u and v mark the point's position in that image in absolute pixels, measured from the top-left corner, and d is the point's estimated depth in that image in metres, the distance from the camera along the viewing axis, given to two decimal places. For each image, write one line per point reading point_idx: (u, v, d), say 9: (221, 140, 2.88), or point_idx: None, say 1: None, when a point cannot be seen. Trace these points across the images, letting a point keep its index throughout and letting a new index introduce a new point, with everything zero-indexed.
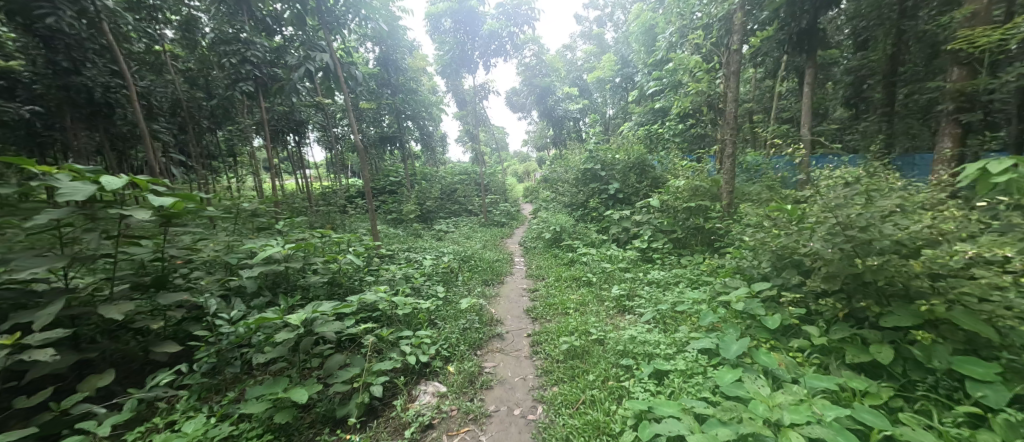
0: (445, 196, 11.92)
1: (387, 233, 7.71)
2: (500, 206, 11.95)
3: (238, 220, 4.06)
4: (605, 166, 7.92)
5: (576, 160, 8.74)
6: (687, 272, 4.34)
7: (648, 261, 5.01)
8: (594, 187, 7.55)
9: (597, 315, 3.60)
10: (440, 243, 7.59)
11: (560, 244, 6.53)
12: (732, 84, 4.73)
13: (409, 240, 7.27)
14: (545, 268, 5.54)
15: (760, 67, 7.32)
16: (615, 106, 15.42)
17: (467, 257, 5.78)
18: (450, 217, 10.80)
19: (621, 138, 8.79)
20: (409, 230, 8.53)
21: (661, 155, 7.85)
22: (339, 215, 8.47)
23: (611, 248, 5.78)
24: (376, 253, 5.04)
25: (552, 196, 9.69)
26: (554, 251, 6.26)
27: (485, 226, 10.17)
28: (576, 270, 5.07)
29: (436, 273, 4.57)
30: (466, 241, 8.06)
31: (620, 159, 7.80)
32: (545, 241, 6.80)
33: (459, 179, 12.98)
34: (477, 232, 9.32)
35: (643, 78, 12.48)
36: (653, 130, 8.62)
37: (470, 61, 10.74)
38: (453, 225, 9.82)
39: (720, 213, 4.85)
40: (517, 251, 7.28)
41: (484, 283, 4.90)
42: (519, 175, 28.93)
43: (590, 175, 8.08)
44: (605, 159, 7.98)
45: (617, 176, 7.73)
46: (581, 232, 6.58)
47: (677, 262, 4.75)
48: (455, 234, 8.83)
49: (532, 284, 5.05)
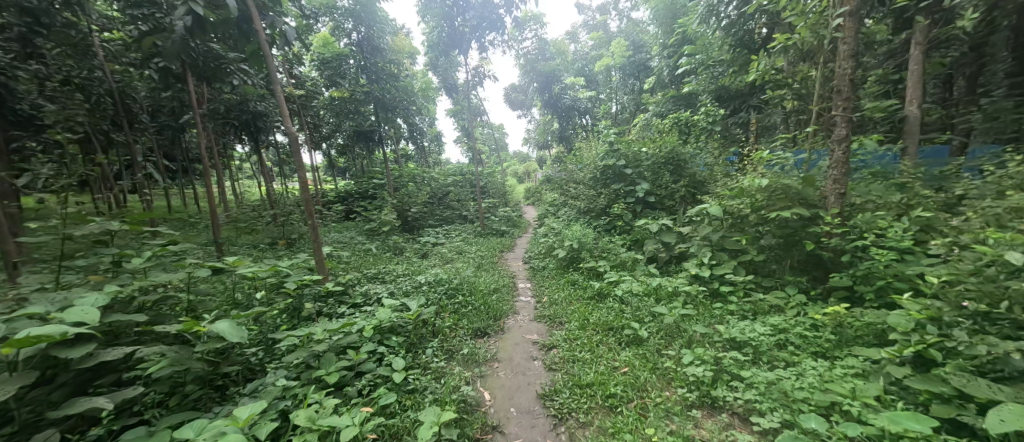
0: (435, 200, 10.35)
1: (357, 252, 6.12)
2: (499, 211, 10.37)
3: (64, 255, 2.46)
4: (631, 163, 6.29)
5: (591, 155, 7.08)
6: (795, 325, 2.74)
7: (718, 298, 3.39)
8: (617, 189, 5.92)
9: (676, 426, 1.99)
10: (422, 263, 5.92)
11: (578, 264, 4.93)
12: (851, 29, 3.07)
13: (382, 260, 5.65)
14: (564, 306, 3.91)
15: (896, 32, 5.05)
16: (626, 97, 13.66)
17: (454, 289, 4.13)
18: (440, 225, 9.22)
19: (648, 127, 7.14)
20: (387, 245, 6.89)
21: (699, 148, 6.26)
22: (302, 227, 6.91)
23: (655, 275, 4.16)
24: (313, 292, 3.41)
25: (562, 200, 8.05)
26: (572, 276, 4.63)
27: (482, 236, 8.57)
28: (611, 313, 3.44)
29: (398, 328, 2.94)
30: (458, 259, 6.42)
31: (650, 154, 6.21)
32: (559, 261, 5.20)
33: (452, 181, 11.43)
34: (473, 244, 7.70)
35: (662, 63, 10.81)
36: (685, 118, 7.01)
37: (461, 39, 9.10)
38: (444, 236, 8.23)
39: (826, 227, 3.23)
40: (520, 272, 5.66)
41: (472, 337, 3.27)
42: (519, 176, 27.27)
43: (611, 174, 6.42)
44: (631, 154, 6.34)
45: (647, 175, 6.12)
46: (607, 248, 4.95)
47: (765, 302, 3.14)
48: (445, 248, 7.22)
49: (545, 333, 3.44)
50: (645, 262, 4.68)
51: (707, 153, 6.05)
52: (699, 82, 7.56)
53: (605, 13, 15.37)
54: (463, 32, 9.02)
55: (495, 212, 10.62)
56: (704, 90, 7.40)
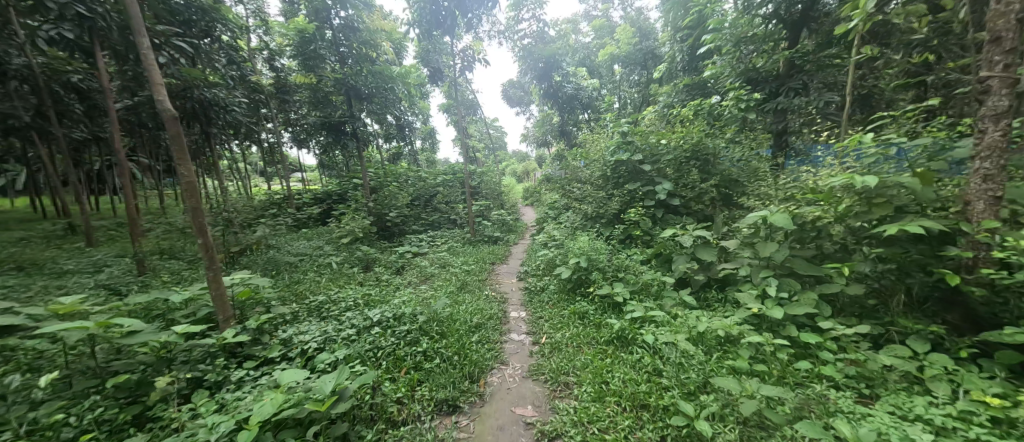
0: (421, 202, 9.25)
1: (314, 269, 5.01)
2: (493, 214, 9.26)
3: None
4: (649, 158, 5.18)
5: (598, 149, 5.96)
6: (962, 424, 1.64)
7: (802, 354, 2.29)
8: (632, 189, 4.81)
9: None
10: (392, 284, 4.80)
11: (586, 286, 3.83)
12: None
13: (342, 279, 4.55)
14: (572, 355, 2.80)
15: None
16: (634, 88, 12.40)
17: (421, 330, 2.99)
18: (425, 230, 8.12)
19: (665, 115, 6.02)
20: (355, 259, 5.77)
21: (730, 139, 5.17)
22: (254, 236, 5.80)
23: (694, 310, 3.06)
24: (202, 347, 2.31)
25: (564, 203, 6.94)
26: (581, 306, 3.51)
27: (472, 244, 7.45)
28: (644, 377, 2.33)
29: (307, 422, 1.82)
30: (439, 275, 5.31)
31: (672, 148, 5.10)
32: (561, 283, 4.08)
33: (441, 181, 10.29)
34: (461, 254, 6.60)
35: (675, 50, 9.71)
36: (709, 104, 5.91)
37: (446, 15, 7.90)
38: (427, 245, 7.13)
39: (974, 251, 2.12)
40: (512, 294, 4.56)
41: (432, 421, 2.16)
42: (518, 175, 26.12)
43: (624, 171, 5.30)
44: (648, 148, 5.22)
45: (668, 173, 5.01)
46: (625, 266, 3.84)
47: (886, 367, 2.04)
48: (426, 261, 6.10)
49: (545, 409, 2.32)
50: (675, 287, 3.57)
51: (742, 145, 4.95)
52: (723, 63, 6.45)
53: (608, 1, 14.26)
54: (448, 7, 7.84)
55: (488, 215, 9.50)
56: (728, 71, 6.30)
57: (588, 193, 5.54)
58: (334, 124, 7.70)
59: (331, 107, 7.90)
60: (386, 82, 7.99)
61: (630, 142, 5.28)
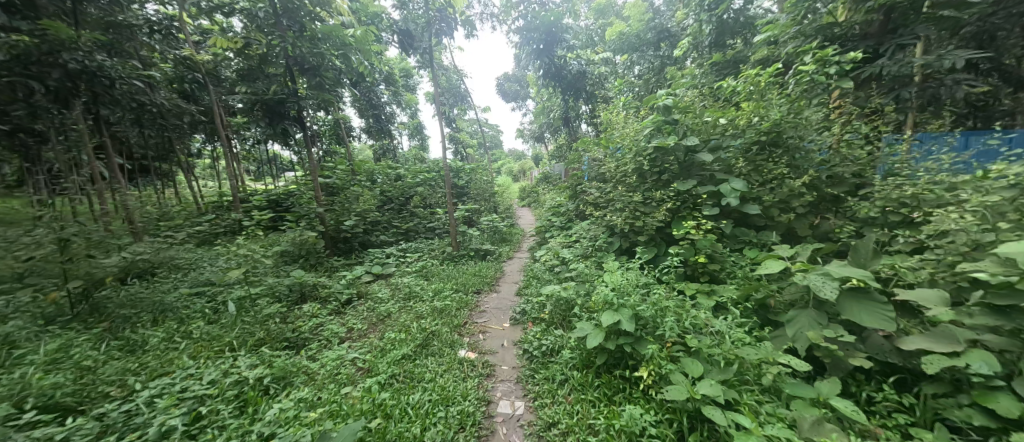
0: (394, 207, 7.57)
1: (197, 317, 3.25)
2: (483, 220, 7.59)
3: None
4: (705, 144, 3.45)
5: (622, 133, 4.26)
6: None
7: None
8: (686, 192, 3.12)
9: None
10: (312, 345, 3.05)
11: (630, 362, 2.20)
12: None
13: (223, 339, 2.80)
14: None
15: None
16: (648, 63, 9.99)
17: None
18: (394, 243, 6.45)
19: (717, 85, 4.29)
20: (278, 293, 4.04)
21: (823, 117, 3.51)
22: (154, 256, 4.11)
23: None
24: None
25: (572, 208, 5.30)
26: (628, 415, 1.86)
27: (454, 261, 5.79)
28: None
29: None
30: (396, 319, 3.61)
31: (741, 130, 3.43)
32: (583, 350, 2.44)
33: (421, 180, 8.56)
34: (436, 277, 4.92)
35: (699, 22, 8.10)
36: (776, 72, 4.26)
37: None
38: (394, 264, 5.45)
39: None
40: (503, 356, 2.90)
41: None
42: (514, 174, 24.71)
43: (667, 165, 3.48)
44: (701, 131, 3.54)
45: (734, 166, 3.34)
46: (698, 329, 2.19)
47: None
48: (385, 290, 4.42)
49: None
50: (799, 374, 1.96)
51: (842, 126, 3.34)
52: (792, 18, 4.75)
53: None
54: None
55: (476, 221, 7.84)
56: (798, 28, 4.62)
57: (608, 195, 3.85)
58: (273, 105, 5.61)
59: (264, 82, 5.64)
60: (340, 48, 5.64)
61: (674, 123, 3.53)
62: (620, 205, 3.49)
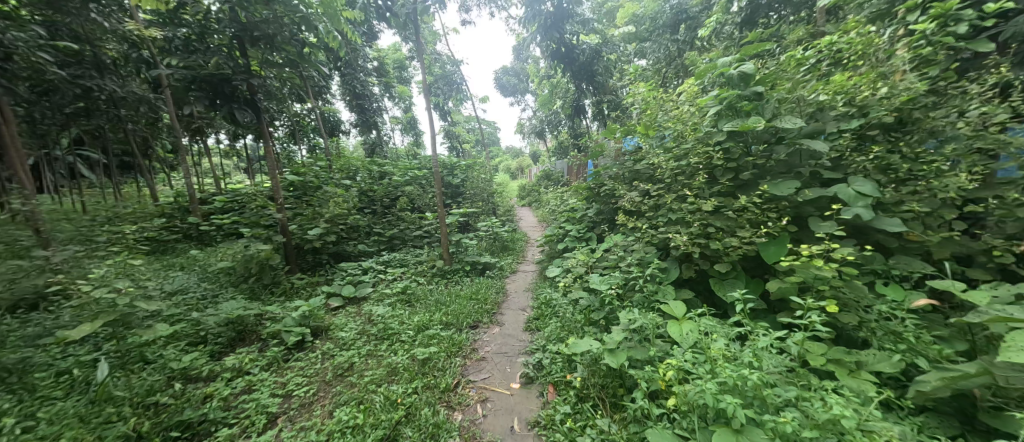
0: (376, 210, 6.49)
1: (52, 387, 2.23)
2: (480, 225, 6.49)
3: None
4: (803, 129, 2.40)
5: (669, 117, 3.21)
6: None
7: None
8: (789, 201, 2.08)
9: None
10: (217, 436, 2.03)
11: None
12: None
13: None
14: None
15: None
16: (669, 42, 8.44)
17: None
18: (373, 255, 5.38)
19: (793, 53, 3.21)
20: (196, 334, 3.01)
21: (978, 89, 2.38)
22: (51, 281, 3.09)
23: None
24: None
25: (593, 214, 4.25)
26: None
27: (444, 279, 4.72)
28: None
29: None
30: (356, 381, 2.52)
31: (856, 109, 2.37)
32: None
33: (409, 178, 7.44)
34: (421, 304, 3.85)
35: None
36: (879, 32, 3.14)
37: None
38: (370, 284, 4.39)
39: None
40: None
41: None
42: (513, 172, 23.68)
43: (748, 160, 2.43)
44: (793, 112, 2.49)
45: (847, 162, 2.30)
46: None
47: None
48: (352, 326, 3.34)
49: None
50: None
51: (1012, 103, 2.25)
52: None
53: None
54: None
55: (473, 227, 6.75)
56: None
57: (655, 200, 2.80)
58: (215, 81, 4.29)
59: (204, 53, 4.36)
60: (299, 11, 4.33)
61: (761, 99, 2.45)
62: (680, 216, 2.44)
